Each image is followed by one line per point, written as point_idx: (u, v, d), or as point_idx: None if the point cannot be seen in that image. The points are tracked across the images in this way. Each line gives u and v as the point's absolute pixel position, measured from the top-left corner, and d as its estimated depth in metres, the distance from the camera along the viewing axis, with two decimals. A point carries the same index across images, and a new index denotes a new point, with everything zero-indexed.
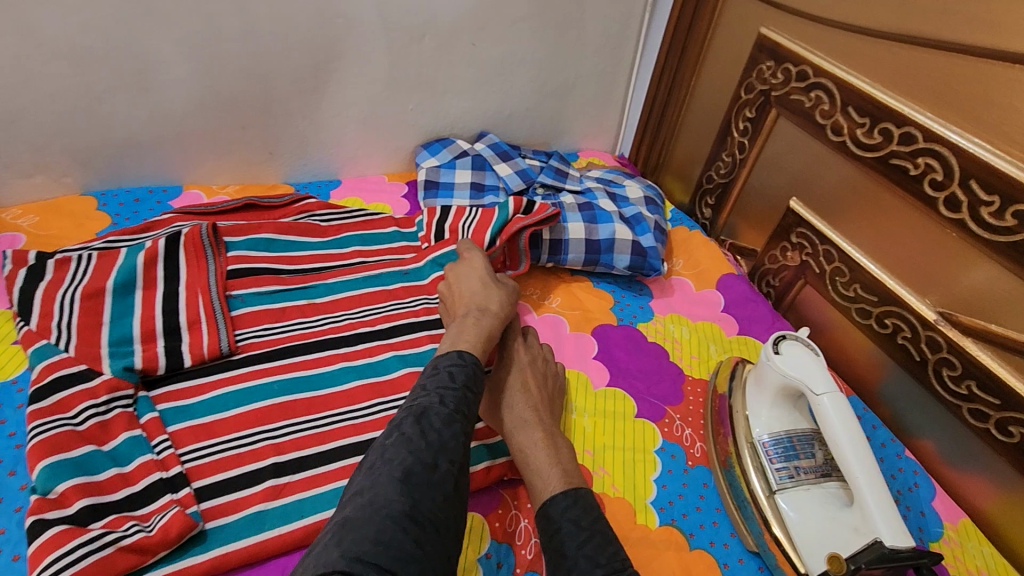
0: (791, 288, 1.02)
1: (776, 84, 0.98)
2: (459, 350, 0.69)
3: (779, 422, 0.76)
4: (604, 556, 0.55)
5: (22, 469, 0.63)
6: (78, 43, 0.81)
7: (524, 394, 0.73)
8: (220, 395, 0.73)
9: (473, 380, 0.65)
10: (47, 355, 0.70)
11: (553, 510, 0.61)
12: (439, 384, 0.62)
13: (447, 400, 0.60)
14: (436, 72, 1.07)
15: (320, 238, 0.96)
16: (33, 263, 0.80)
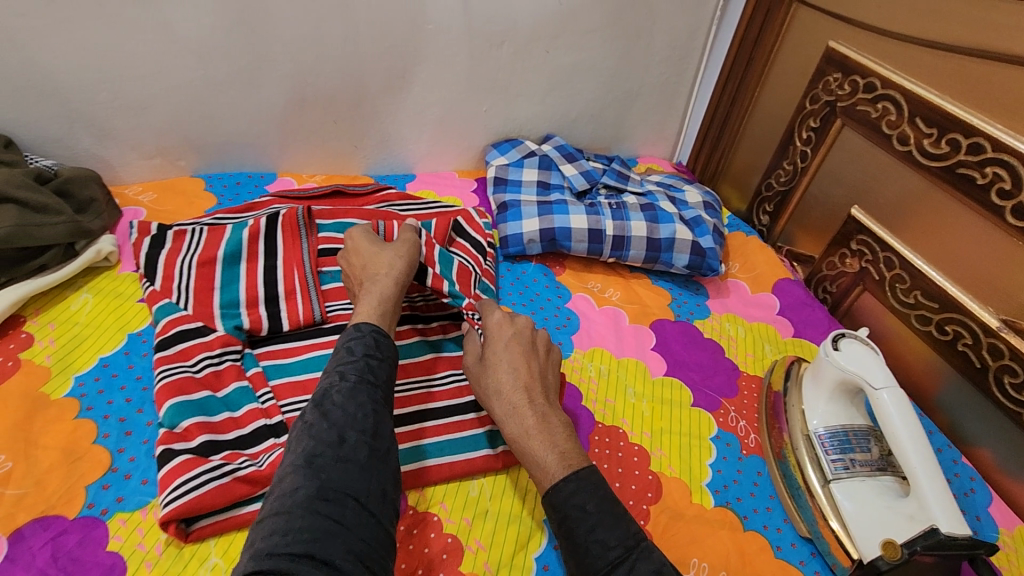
0: (849, 294, 1.04)
1: (842, 95, 1.01)
2: (356, 324, 0.66)
3: (836, 417, 0.79)
4: (616, 536, 0.56)
5: (149, 408, 0.72)
6: (205, 41, 0.91)
7: (507, 376, 0.70)
8: (314, 356, 0.80)
9: (376, 348, 0.63)
10: (170, 312, 0.79)
11: (556, 499, 0.59)
12: (339, 362, 0.60)
13: (347, 375, 0.59)
14: (512, 76, 1.15)
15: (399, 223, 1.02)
16: (155, 233, 0.89)
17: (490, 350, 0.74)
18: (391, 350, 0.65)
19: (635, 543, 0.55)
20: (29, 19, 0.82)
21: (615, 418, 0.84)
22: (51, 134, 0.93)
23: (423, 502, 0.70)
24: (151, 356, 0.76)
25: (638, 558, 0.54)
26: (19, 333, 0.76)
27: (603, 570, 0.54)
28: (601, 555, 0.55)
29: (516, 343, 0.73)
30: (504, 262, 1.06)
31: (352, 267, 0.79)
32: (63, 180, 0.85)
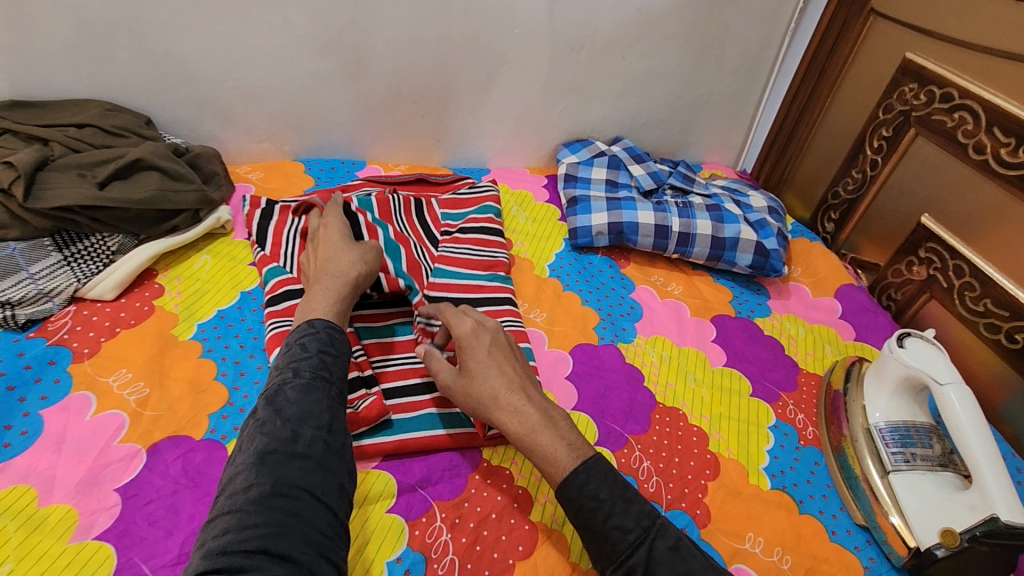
0: (914, 302, 1.04)
1: (917, 105, 1.03)
2: (308, 320, 0.68)
3: (898, 412, 0.80)
4: (632, 519, 0.59)
5: (258, 355, 0.81)
6: (319, 38, 1.02)
7: (492, 380, 0.69)
8: (396, 322, 0.88)
9: (329, 344, 0.66)
10: (278, 274, 0.88)
11: (569, 491, 0.61)
12: (292, 359, 0.63)
13: (301, 371, 0.61)
14: (588, 80, 1.21)
15: (470, 208, 1.08)
16: (265, 207, 0.99)
17: (469, 353, 0.71)
18: (345, 345, 0.68)
19: (650, 523, 0.59)
20: (179, 15, 0.95)
21: (676, 400, 0.87)
22: (182, 116, 1.06)
23: (495, 456, 0.75)
24: (261, 310, 0.86)
25: (656, 537, 0.58)
26: (153, 284, 0.87)
27: (621, 554, 0.58)
28: (620, 540, 0.58)
29: (500, 346, 0.72)
30: (572, 252, 1.12)
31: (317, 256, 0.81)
32: (193, 156, 0.98)
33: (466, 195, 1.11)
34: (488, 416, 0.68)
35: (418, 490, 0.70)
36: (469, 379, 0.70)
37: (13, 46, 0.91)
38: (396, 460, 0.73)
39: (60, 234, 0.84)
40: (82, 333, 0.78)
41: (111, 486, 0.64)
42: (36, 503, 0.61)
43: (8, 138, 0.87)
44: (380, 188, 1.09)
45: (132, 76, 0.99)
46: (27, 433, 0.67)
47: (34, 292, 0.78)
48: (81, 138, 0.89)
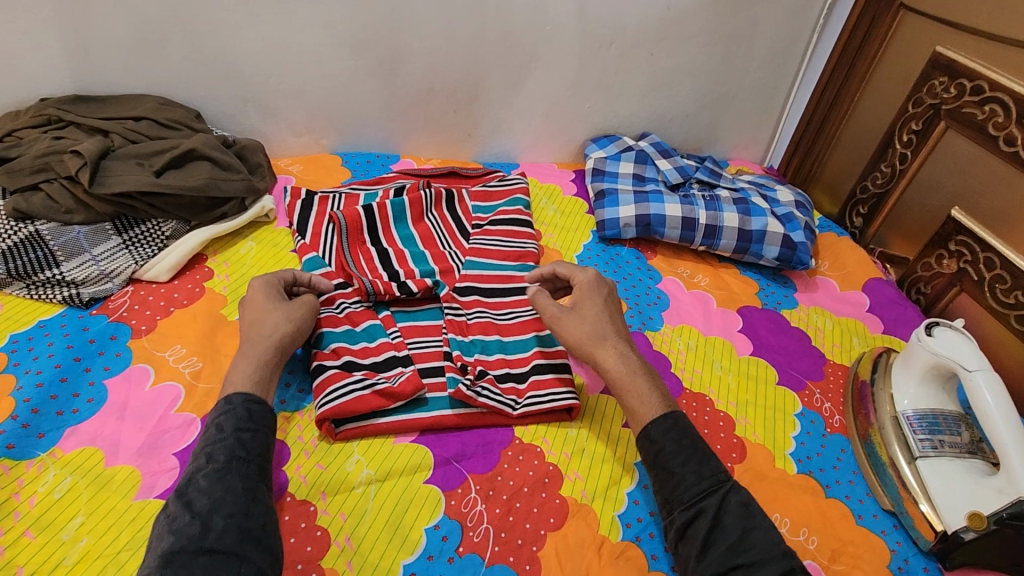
0: (944, 295, 1.04)
1: (947, 98, 1.03)
2: (226, 395, 0.63)
3: (926, 400, 0.81)
4: (708, 469, 0.64)
5: None
6: (358, 36, 1.07)
7: (603, 324, 0.78)
8: (428, 309, 0.91)
9: (247, 419, 0.60)
10: (318, 265, 0.90)
11: (653, 433, 0.68)
12: (207, 442, 0.58)
13: (214, 456, 0.56)
14: (616, 76, 1.24)
15: (501, 200, 1.10)
16: (304, 198, 1.03)
17: (588, 299, 0.81)
18: (268, 418, 0.62)
19: (725, 478, 0.64)
20: (229, 14, 1.00)
21: (702, 386, 0.89)
22: (228, 110, 1.11)
23: (527, 434, 0.78)
24: None
25: (729, 490, 0.63)
26: (203, 267, 0.92)
27: (693, 496, 0.63)
28: (694, 483, 0.63)
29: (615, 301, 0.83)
30: (600, 243, 1.14)
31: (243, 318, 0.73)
32: (240, 148, 1.03)
33: (496, 187, 1.12)
34: (591, 352, 0.76)
35: (453, 464, 0.73)
36: (583, 317, 0.78)
37: (77, 43, 0.97)
38: (433, 435, 0.76)
39: (120, 218, 0.89)
40: (140, 311, 0.84)
41: (170, 450, 0.68)
42: (103, 463, 0.66)
43: (73, 129, 0.93)
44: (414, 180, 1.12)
45: (184, 72, 1.04)
46: (93, 401, 0.72)
47: (96, 272, 0.84)
48: (139, 130, 0.95)
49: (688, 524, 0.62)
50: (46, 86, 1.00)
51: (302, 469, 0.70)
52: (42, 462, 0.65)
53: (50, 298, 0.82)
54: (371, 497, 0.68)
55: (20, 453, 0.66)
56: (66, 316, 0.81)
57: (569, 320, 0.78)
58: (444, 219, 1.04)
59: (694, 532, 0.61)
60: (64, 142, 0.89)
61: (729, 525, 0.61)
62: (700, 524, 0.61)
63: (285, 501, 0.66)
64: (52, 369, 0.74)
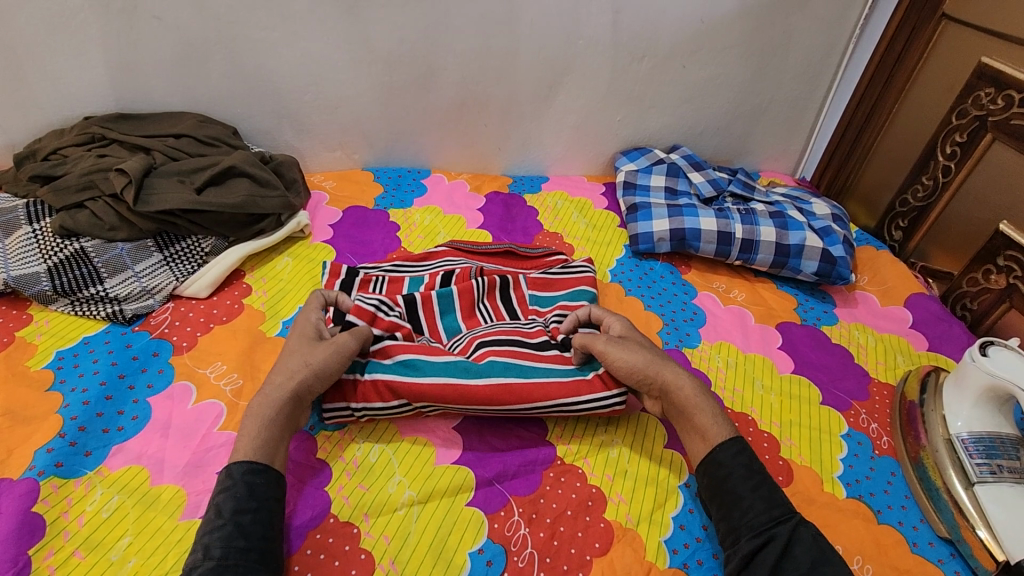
0: (992, 312, 1.01)
1: (994, 110, 1.00)
2: (227, 467, 0.60)
3: (981, 422, 0.79)
4: (777, 499, 0.64)
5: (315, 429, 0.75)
6: (394, 52, 1.08)
7: (654, 350, 0.77)
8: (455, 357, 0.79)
9: (246, 498, 0.58)
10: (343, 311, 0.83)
11: (722, 456, 0.67)
12: (206, 530, 0.56)
13: (211, 550, 0.54)
14: (648, 89, 1.23)
15: (563, 290, 0.95)
16: (345, 276, 0.92)
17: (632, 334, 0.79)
18: (270, 490, 0.60)
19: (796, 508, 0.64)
20: (267, 33, 1.01)
21: (744, 406, 0.87)
22: (264, 127, 1.13)
23: (569, 454, 0.77)
24: None
25: (800, 522, 0.62)
26: (241, 283, 0.93)
27: (763, 524, 0.62)
28: (762, 510, 0.63)
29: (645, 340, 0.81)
30: (634, 258, 1.13)
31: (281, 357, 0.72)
32: (276, 164, 1.04)
33: (559, 274, 0.97)
34: (656, 375, 0.73)
35: (495, 485, 0.72)
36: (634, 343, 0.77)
37: (121, 63, 0.99)
38: (474, 454, 0.75)
39: (162, 235, 0.90)
40: (180, 328, 0.84)
41: (213, 469, 0.68)
42: (148, 482, 0.66)
43: (116, 147, 0.95)
44: (466, 260, 0.99)
45: (223, 90, 1.06)
46: (138, 419, 0.72)
47: (138, 289, 0.85)
48: (180, 148, 0.97)
49: (755, 553, 0.61)
50: (89, 104, 1.02)
51: (345, 490, 0.69)
52: (90, 481, 0.66)
53: (94, 315, 0.83)
54: (414, 519, 0.68)
55: (69, 470, 0.66)
56: (109, 332, 0.82)
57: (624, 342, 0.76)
58: (498, 311, 0.91)
59: (762, 558, 0.60)
60: (109, 160, 0.91)
61: (800, 556, 0.59)
62: (772, 550, 0.60)
63: (329, 522, 0.66)
64: (97, 386, 0.75)
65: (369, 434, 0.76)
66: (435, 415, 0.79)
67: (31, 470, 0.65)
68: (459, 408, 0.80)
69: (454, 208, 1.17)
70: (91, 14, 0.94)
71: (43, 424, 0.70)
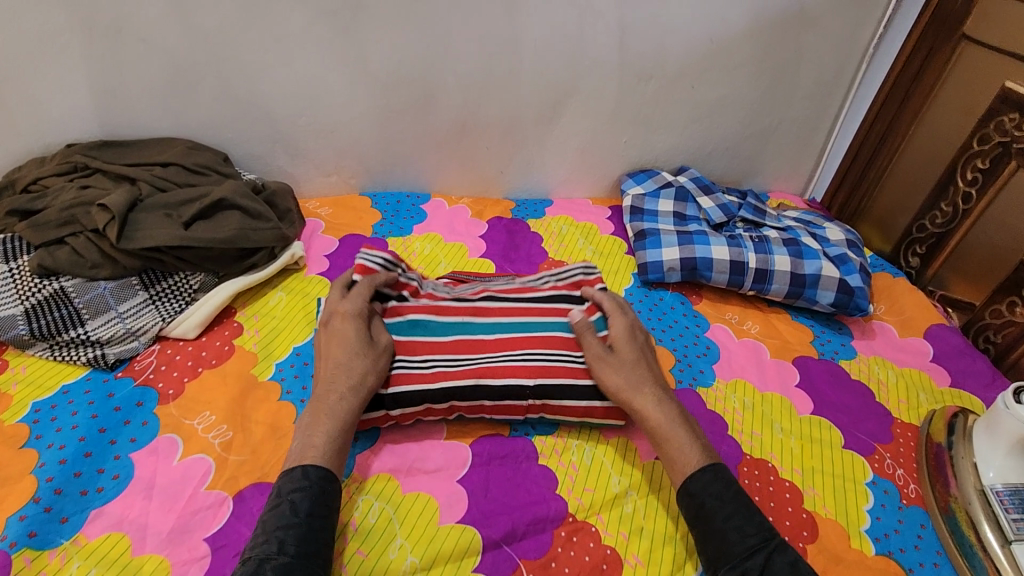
0: (1017, 346, 0.97)
1: (1020, 136, 0.96)
2: (304, 466, 0.62)
3: (1015, 473, 0.75)
4: (753, 525, 0.62)
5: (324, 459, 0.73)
6: (393, 74, 1.03)
7: (639, 370, 0.76)
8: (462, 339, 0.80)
9: (320, 502, 0.60)
10: None
11: (693, 487, 0.65)
12: (281, 524, 0.57)
13: (286, 545, 0.55)
14: (655, 109, 1.19)
15: None
16: None
17: (623, 346, 0.78)
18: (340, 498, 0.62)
19: (771, 534, 0.61)
20: (260, 55, 0.97)
21: (763, 451, 0.83)
22: (256, 151, 1.08)
23: (582, 510, 0.72)
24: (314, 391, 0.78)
25: (775, 549, 0.60)
26: (231, 322, 0.88)
27: (740, 554, 0.60)
28: (740, 540, 0.61)
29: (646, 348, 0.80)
30: (643, 288, 1.08)
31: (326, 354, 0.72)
32: (269, 193, 1.00)
33: None
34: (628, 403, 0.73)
35: (503, 547, 0.67)
36: (621, 359, 0.77)
37: (106, 88, 0.94)
38: (480, 512, 0.70)
39: (147, 272, 0.85)
40: (166, 373, 0.79)
41: (200, 535, 0.63)
42: (130, 552, 0.61)
43: (100, 178, 0.90)
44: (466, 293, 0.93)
45: (213, 114, 1.01)
46: (119, 478, 0.68)
47: (122, 331, 0.80)
48: (167, 178, 0.92)
49: None
50: (71, 131, 0.97)
51: (342, 556, 0.64)
52: (65, 552, 0.61)
53: (74, 360, 0.78)
54: None
55: (43, 541, 0.61)
56: (90, 380, 0.77)
57: (609, 362, 0.76)
58: None
59: None
60: (91, 193, 0.86)
61: None
62: None
63: None
64: (76, 443, 0.70)
65: (368, 490, 0.70)
66: (438, 469, 0.74)
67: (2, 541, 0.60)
68: (463, 459, 0.75)
69: (455, 235, 1.12)
70: (73, 37, 0.89)
71: (16, 486, 0.65)
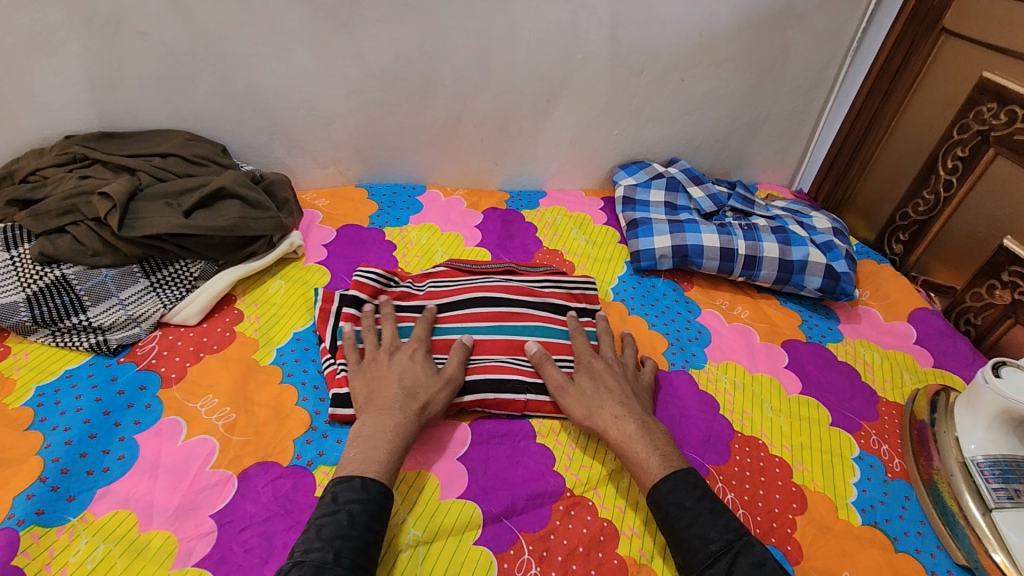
0: (997, 327, 1.00)
1: (997, 125, 1.00)
2: (364, 478, 0.62)
3: (995, 445, 0.77)
4: (715, 531, 0.60)
5: (315, 439, 0.73)
6: (389, 67, 1.05)
7: (598, 394, 0.76)
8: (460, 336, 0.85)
9: (376, 518, 0.60)
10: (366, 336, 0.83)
11: (657, 496, 0.64)
12: (338, 533, 0.56)
13: (343, 557, 0.55)
14: (646, 102, 1.21)
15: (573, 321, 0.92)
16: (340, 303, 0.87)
17: (585, 374, 0.79)
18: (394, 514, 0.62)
19: (735, 537, 0.60)
20: (258, 48, 0.98)
21: (753, 429, 0.85)
22: (253, 144, 1.09)
23: (579, 485, 0.74)
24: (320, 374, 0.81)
25: (741, 550, 0.59)
26: (232, 309, 0.89)
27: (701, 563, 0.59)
28: (700, 551, 0.59)
29: (609, 369, 0.79)
30: (635, 275, 1.11)
31: (382, 378, 0.73)
32: (267, 183, 1.01)
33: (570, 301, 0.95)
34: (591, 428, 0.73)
35: (503, 520, 0.69)
36: (580, 389, 0.77)
37: (103, 80, 0.95)
38: (480, 488, 0.72)
39: (148, 260, 0.86)
40: (169, 358, 0.80)
41: (206, 512, 0.65)
42: (137, 528, 0.62)
43: (99, 168, 0.91)
44: (466, 279, 0.95)
45: (211, 107, 1.03)
46: (124, 458, 0.69)
47: (124, 317, 0.81)
48: (166, 168, 0.93)
49: None
50: (69, 123, 0.98)
51: None
52: (74, 528, 0.62)
53: (76, 346, 0.79)
54: (419, 560, 0.64)
55: (51, 518, 0.62)
56: (92, 365, 0.78)
57: (570, 393, 0.77)
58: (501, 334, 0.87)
59: None
60: (91, 183, 0.86)
61: None
62: None
63: None
64: (80, 425, 0.70)
65: None
66: (439, 447, 0.76)
67: (10, 519, 0.61)
68: (463, 438, 0.77)
69: (451, 225, 1.14)
70: (71, 31, 0.89)
71: (22, 468, 0.66)
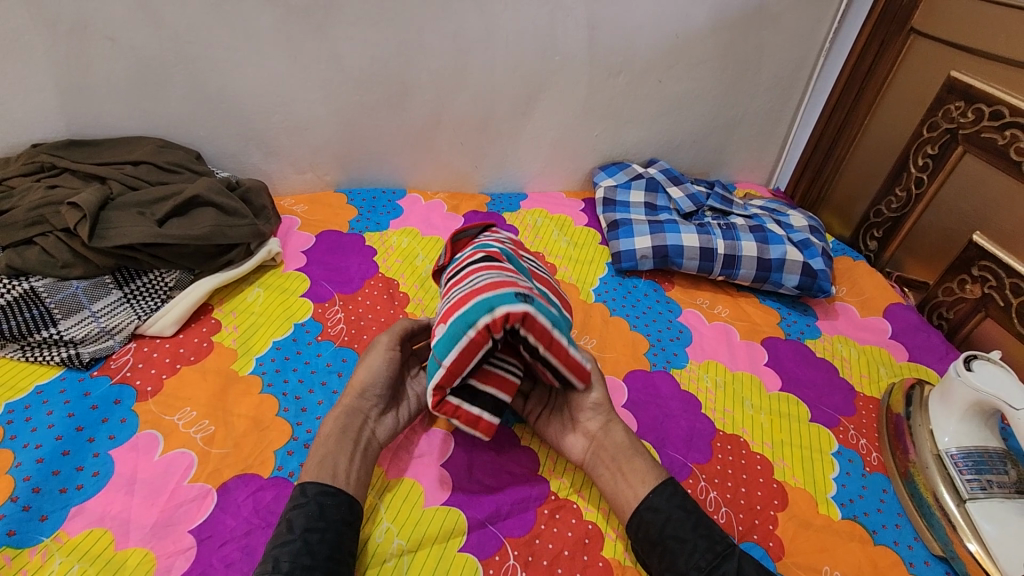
0: (968, 321, 1.03)
1: (965, 123, 1.02)
2: (301, 485, 0.62)
3: (968, 437, 0.79)
4: (717, 532, 0.62)
5: (297, 449, 0.73)
6: (366, 72, 1.04)
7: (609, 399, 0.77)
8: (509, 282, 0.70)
9: (318, 517, 0.59)
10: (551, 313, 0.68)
11: (658, 500, 0.64)
12: (277, 543, 0.57)
13: (280, 563, 0.55)
14: (625, 103, 1.22)
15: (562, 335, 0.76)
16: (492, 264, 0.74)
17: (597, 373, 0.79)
18: (342, 512, 0.60)
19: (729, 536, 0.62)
20: (230, 53, 0.97)
21: (735, 427, 0.86)
22: (229, 149, 1.08)
23: (564, 488, 0.74)
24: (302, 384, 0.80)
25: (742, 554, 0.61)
26: (209, 319, 0.88)
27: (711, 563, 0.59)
28: (706, 549, 0.60)
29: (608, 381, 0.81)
30: (617, 276, 1.12)
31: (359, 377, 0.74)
32: (244, 190, 1.00)
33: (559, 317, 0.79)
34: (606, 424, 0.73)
35: (488, 526, 0.69)
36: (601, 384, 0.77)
37: (72, 87, 0.93)
38: (464, 494, 0.71)
39: (120, 270, 0.85)
40: (144, 371, 0.79)
41: (185, 528, 0.63)
42: (113, 546, 0.61)
43: (68, 177, 0.89)
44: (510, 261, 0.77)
45: (184, 112, 1.01)
46: (99, 475, 0.67)
47: (97, 330, 0.80)
48: (138, 176, 0.92)
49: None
50: (36, 131, 0.95)
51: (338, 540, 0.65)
52: (47, 549, 0.60)
53: (47, 360, 0.77)
54: (404, 570, 0.64)
55: (23, 539, 0.60)
56: (65, 379, 0.76)
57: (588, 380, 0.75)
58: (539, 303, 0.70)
59: None
60: (60, 193, 0.85)
61: None
62: None
63: None
64: (52, 442, 0.69)
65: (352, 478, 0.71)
66: (422, 454, 0.75)
67: None
68: (447, 446, 0.77)
69: (432, 229, 1.13)
70: (38, 37, 0.87)
71: None
